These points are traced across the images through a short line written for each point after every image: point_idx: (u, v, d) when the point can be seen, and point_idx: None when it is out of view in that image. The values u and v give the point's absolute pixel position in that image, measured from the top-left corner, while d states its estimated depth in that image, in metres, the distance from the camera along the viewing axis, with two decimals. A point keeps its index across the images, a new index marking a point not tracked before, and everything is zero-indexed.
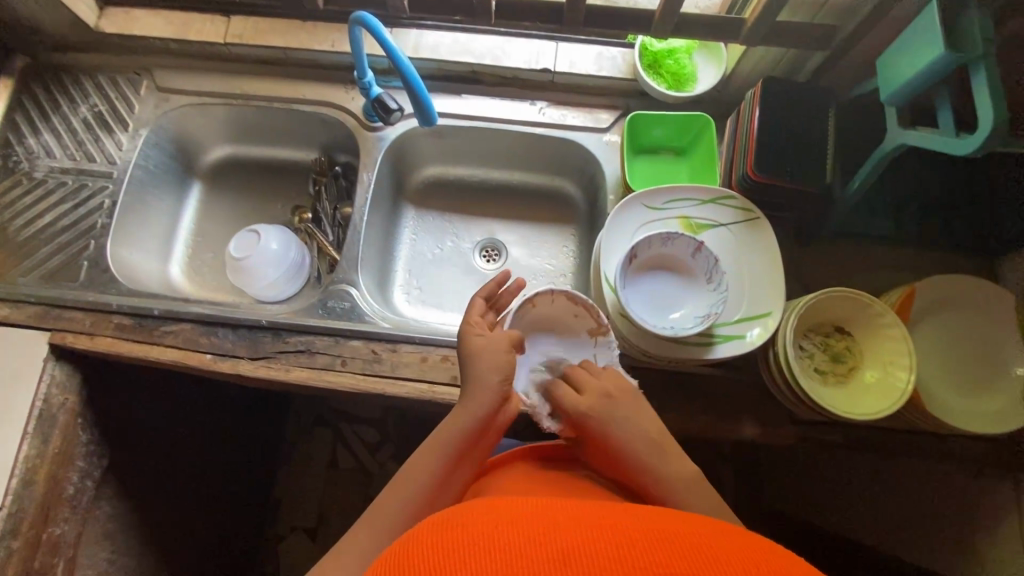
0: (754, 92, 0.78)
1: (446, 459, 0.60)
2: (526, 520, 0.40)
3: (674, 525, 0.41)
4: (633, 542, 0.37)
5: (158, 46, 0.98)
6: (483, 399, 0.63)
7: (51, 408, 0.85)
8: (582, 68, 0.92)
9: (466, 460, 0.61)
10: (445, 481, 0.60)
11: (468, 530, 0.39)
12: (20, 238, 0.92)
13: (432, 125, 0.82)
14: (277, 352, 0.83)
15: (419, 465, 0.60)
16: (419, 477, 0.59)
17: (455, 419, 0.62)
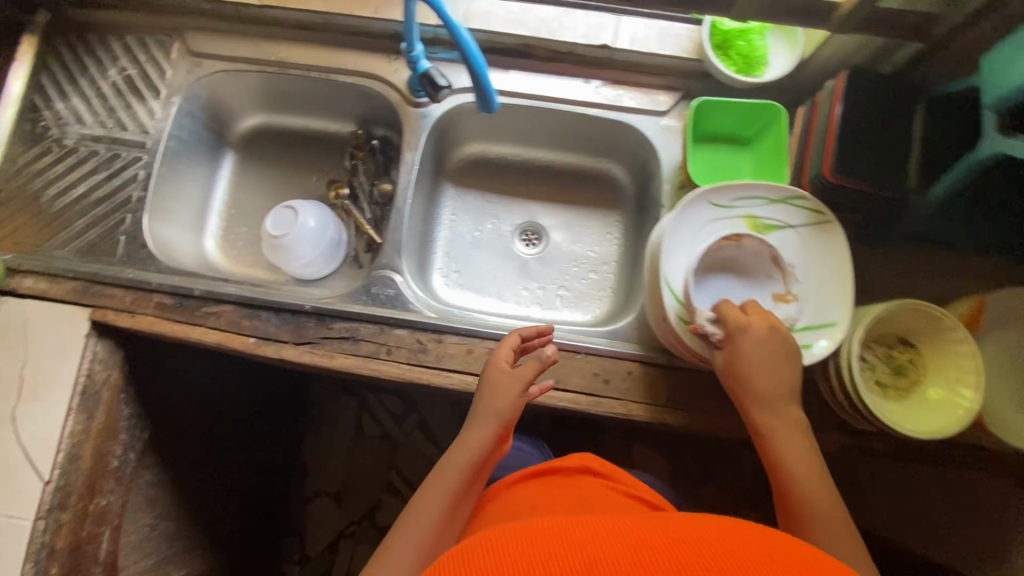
0: (834, 83, 0.72)
1: (449, 492, 0.66)
2: (544, 536, 0.43)
3: (690, 529, 0.44)
4: (650, 548, 0.41)
5: (189, 5, 0.92)
6: (483, 433, 0.69)
7: (95, 384, 0.85)
8: (644, 45, 0.86)
9: (466, 492, 0.68)
10: (448, 511, 0.65)
11: (498, 548, 0.43)
12: (54, 209, 0.90)
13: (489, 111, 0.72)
14: (321, 337, 0.82)
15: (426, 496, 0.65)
16: (423, 514, 0.64)
17: (454, 452, 0.68)
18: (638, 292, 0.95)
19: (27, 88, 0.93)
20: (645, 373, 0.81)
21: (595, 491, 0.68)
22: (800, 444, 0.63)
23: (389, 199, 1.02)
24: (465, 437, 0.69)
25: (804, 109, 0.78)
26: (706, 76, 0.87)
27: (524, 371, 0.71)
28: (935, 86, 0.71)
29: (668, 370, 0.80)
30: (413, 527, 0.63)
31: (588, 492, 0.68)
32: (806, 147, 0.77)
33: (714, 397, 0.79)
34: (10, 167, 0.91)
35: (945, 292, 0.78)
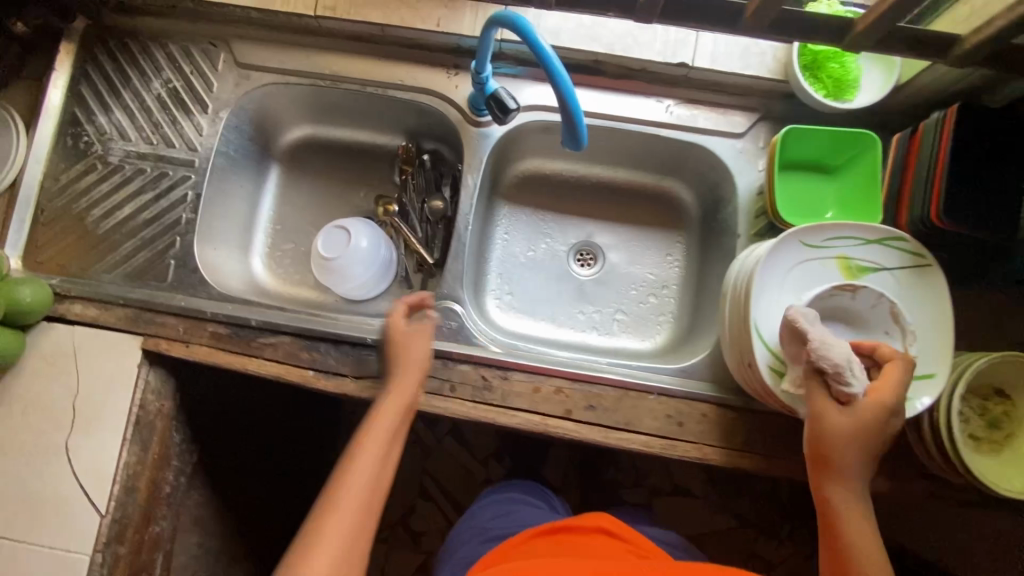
0: (944, 114, 0.66)
1: (377, 454, 0.60)
2: None
3: None
4: None
5: (237, 14, 0.87)
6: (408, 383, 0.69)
7: (148, 415, 0.82)
8: (724, 65, 0.80)
9: (395, 444, 0.64)
10: (381, 466, 0.60)
11: None
12: (100, 231, 0.87)
13: (579, 142, 0.64)
14: (383, 372, 0.79)
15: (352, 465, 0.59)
16: (349, 482, 0.57)
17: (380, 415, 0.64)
18: (705, 321, 0.90)
19: (68, 100, 0.89)
20: (721, 416, 0.77)
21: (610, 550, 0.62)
22: (869, 531, 0.55)
23: (440, 217, 0.98)
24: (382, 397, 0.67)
25: (902, 137, 0.73)
26: (789, 98, 0.82)
27: (418, 331, 0.74)
28: None
29: (743, 412, 0.77)
30: (335, 499, 0.56)
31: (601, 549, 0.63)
32: (904, 182, 0.72)
33: (792, 441, 0.76)
34: (53, 185, 0.88)
35: None
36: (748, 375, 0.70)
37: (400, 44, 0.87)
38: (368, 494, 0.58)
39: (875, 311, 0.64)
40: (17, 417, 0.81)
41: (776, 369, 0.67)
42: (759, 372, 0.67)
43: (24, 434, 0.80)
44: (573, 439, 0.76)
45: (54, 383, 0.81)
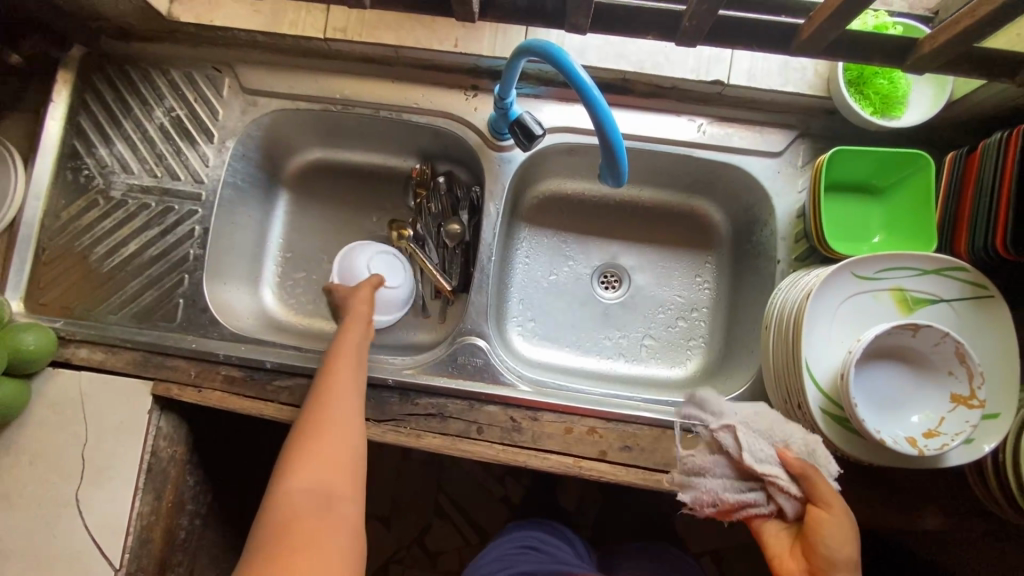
0: (1007, 135, 0.61)
1: (347, 374, 0.70)
2: None
3: None
4: None
5: (243, 38, 0.82)
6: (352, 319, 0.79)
7: (161, 462, 0.79)
8: (763, 82, 0.75)
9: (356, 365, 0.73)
10: (344, 386, 0.69)
11: None
12: (104, 270, 0.83)
13: (621, 178, 0.61)
14: (406, 414, 0.75)
15: (315, 395, 0.68)
16: (314, 411, 0.66)
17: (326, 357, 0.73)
18: (742, 348, 0.85)
19: (66, 132, 0.85)
20: None
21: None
22: None
23: (458, 242, 0.94)
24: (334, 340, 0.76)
25: (956, 157, 0.68)
26: (831, 114, 0.77)
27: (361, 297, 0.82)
28: None
29: None
30: (314, 421, 0.64)
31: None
32: (961, 205, 0.67)
33: (839, 480, 0.72)
34: (54, 223, 0.84)
35: None
36: (797, 416, 0.67)
37: (415, 65, 0.83)
38: (338, 407, 0.66)
39: (938, 349, 0.59)
40: (25, 468, 0.77)
41: (829, 412, 0.64)
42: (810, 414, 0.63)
43: (31, 486, 0.77)
44: (610, 482, 0.72)
45: (61, 431, 0.78)
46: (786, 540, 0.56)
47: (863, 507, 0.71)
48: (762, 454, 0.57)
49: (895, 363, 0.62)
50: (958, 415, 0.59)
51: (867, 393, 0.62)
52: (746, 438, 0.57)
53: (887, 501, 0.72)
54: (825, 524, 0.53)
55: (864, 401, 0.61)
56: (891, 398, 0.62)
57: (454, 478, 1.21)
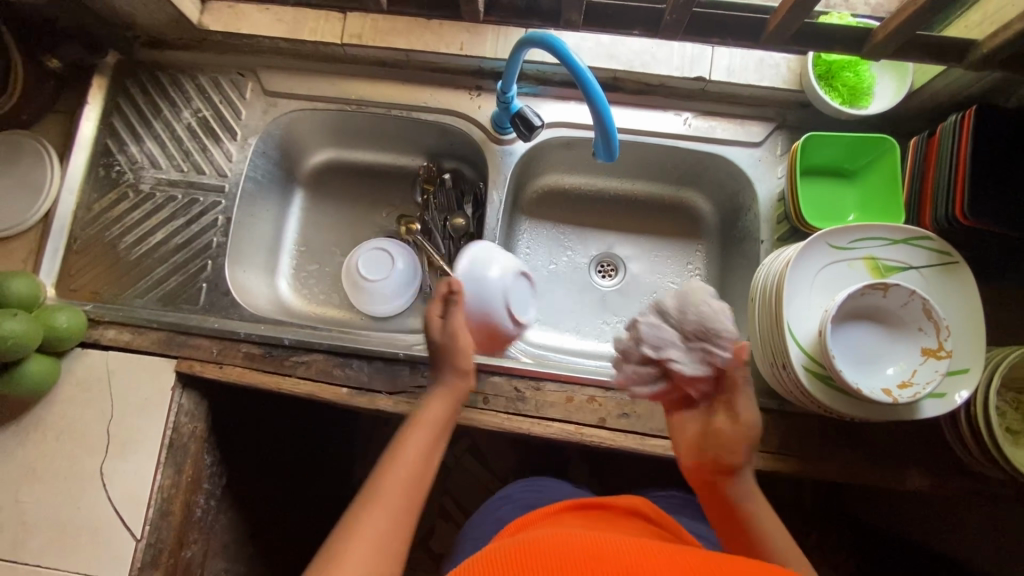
0: (963, 117, 0.68)
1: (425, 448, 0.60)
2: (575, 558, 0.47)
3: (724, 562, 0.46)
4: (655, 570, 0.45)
5: (266, 44, 0.90)
6: (449, 380, 0.68)
7: (182, 437, 0.83)
8: (741, 77, 0.83)
9: (439, 439, 0.63)
10: (424, 460, 0.59)
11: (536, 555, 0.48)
12: (132, 257, 0.88)
13: (612, 155, 0.67)
14: (416, 386, 0.80)
15: (393, 457, 0.58)
16: (388, 476, 0.56)
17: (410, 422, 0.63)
18: (732, 327, 0.89)
19: (100, 132, 0.91)
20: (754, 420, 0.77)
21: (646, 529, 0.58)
22: (754, 490, 0.61)
23: (463, 234, 0.98)
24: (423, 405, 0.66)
25: (918, 141, 0.75)
26: (805, 107, 0.84)
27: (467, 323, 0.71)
28: None
29: (776, 414, 0.78)
30: (388, 486, 0.55)
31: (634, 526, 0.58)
32: (924, 182, 0.74)
33: (825, 442, 0.76)
34: (86, 214, 0.89)
35: None
36: (782, 377, 0.71)
37: (423, 68, 0.90)
38: (411, 482, 0.57)
39: (907, 308, 0.65)
40: (54, 443, 0.81)
41: (812, 370, 0.68)
42: (794, 373, 0.68)
43: (60, 459, 0.81)
44: (609, 447, 0.76)
45: (88, 408, 0.82)
46: (694, 428, 0.65)
47: (848, 467, 0.76)
48: (658, 339, 0.62)
49: (870, 323, 0.67)
50: (929, 366, 0.63)
51: (844, 351, 0.67)
52: (649, 327, 0.62)
53: (871, 461, 0.76)
54: (724, 432, 0.61)
55: (842, 358, 0.66)
56: (866, 354, 0.67)
57: (459, 470, 1.24)
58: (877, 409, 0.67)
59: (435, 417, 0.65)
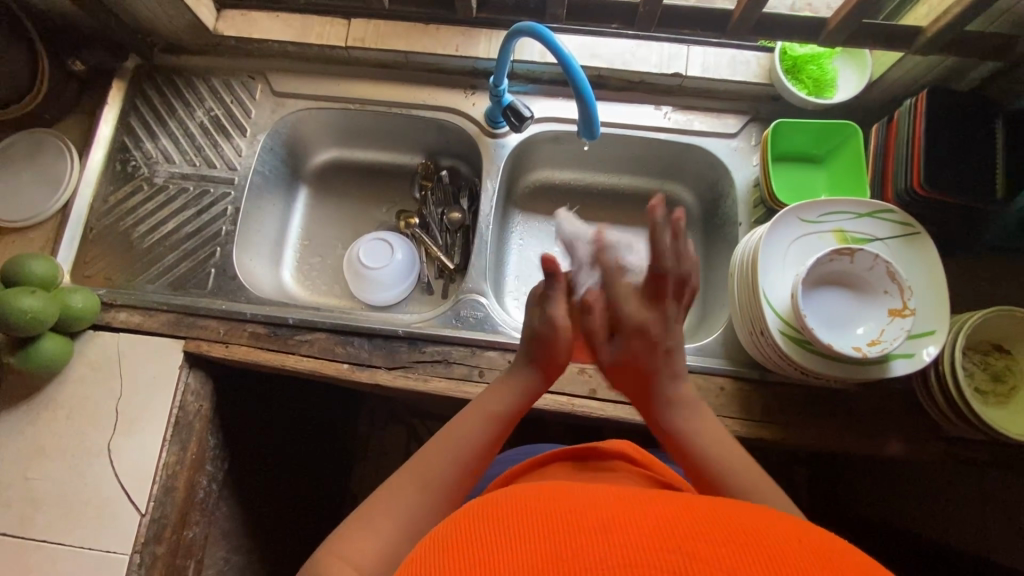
0: (915, 100, 0.75)
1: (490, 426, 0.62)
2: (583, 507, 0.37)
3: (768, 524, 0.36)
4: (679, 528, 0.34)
5: (276, 49, 0.97)
6: (529, 375, 0.66)
7: (188, 415, 0.85)
8: (714, 73, 0.90)
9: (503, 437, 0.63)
10: (480, 454, 0.61)
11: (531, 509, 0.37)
12: (144, 245, 0.93)
13: (591, 134, 0.76)
14: (414, 361, 0.83)
15: (456, 444, 0.60)
16: (443, 458, 0.58)
17: (479, 411, 0.63)
18: (716, 309, 0.92)
19: (118, 130, 0.97)
20: (738, 389, 0.81)
21: (635, 477, 0.62)
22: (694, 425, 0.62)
23: (459, 227, 1.04)
24: (495, 395, 0.65)
25: (879, 126, 0.81)
26: (775, 100, 0.91)
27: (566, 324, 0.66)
28: (1014, 102, 0.73)
29: (759, 384, 0.81)
30: (450, 445, 0.59)
31: (626, 476, 0.61)
32: (885, 161, 0.80)
33: (806, 409, 0.80)
34: (102, 206, 0.94)
35: None
36: (761, 343, 0.75)
37: (421, 69, 0.97)
38: (462, 469, 0.58)
39: (873, 272, 0.70)
40: (63, 421, 0.83)
41: (788, 334, 0.72)
42: (772, 337, 0.72)
43: (69, 437, 0.83)
44: (600, 417, 0.80)
45: (98, 387, 0.85)
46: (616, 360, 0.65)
47: (830, 433, 0.79)
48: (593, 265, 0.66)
49: (839, 289, 0.73)
50: (895, 325, 0.68)
51: (816, 314, 0.72)
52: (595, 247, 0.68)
53: (851, 427, 0.79)
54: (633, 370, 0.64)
55: (815, 320, 0.71)
56: (837, 317, 0.72)
57: None
58: (851, 369, 0.71)
59: (505, 412, 0.64)
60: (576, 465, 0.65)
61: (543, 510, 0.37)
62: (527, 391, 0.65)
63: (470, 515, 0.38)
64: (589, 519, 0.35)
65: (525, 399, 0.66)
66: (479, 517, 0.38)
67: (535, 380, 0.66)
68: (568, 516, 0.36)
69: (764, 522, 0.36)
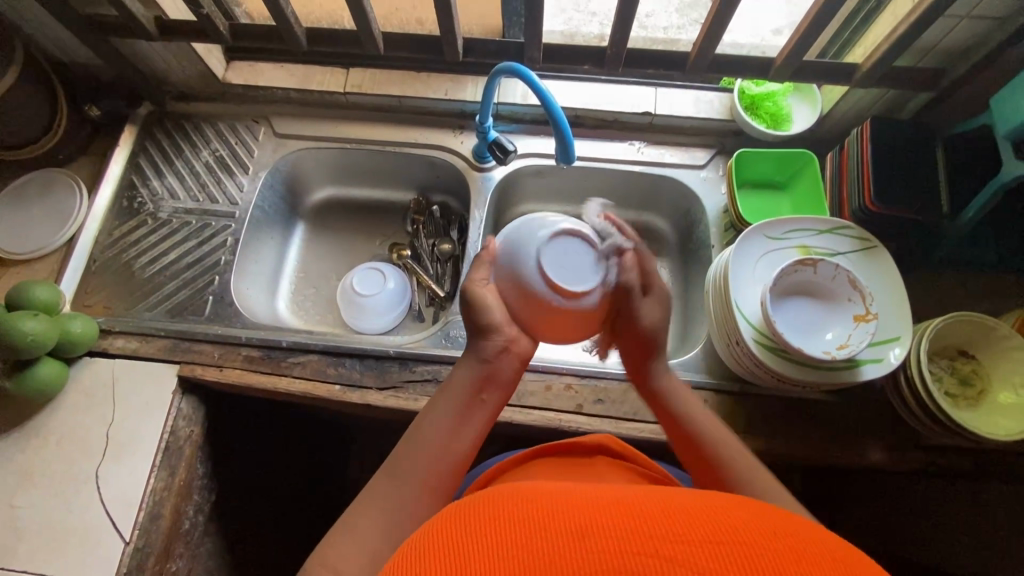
0: (861, 130, 0.83)
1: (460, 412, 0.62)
2: (559, 506, 0.39)
3: (732, 517, 0.38)
4: (650, 525, 0.37)
5: (279, 95, 1.06)
6: (481, 346, 0.65)
7: (178, 440, 0.85)
8: (681, 111, 0.98)
9: (468, 413, 0.63)
10: (455, 432, 0.61)
11: (514, 506, 0.40)
12: (144, 276, 0.96)
13: (569, 160, 0.84)
14: (404, 381, 0.85)
15: (425, 428, 0.60)
16: (421, 450, 0.59)
17: (441, 393, 0.63)
18: (696, 328, 0.95)
19: (127, 169, 1.03)
20: (720, 402, 0.83)
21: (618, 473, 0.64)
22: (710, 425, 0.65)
23: (449, 257, 1.09)
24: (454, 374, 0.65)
25: (833, 155, 0.89)
26: (738, 134, 0.99)
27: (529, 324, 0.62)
28: (948, 127, 0.81)
29: (740, 395, 0.84)
30: (423, 436, 0.60)
31: (607, 473, 0.63)
32: (841, 184, 0.86)
33: (786, 420, 0.82)
34: (106, 239, 0.99)
35: (988, 308, 0.84)
36: (738, 353, 0.79)
37: (413, 112, 1.06)
38: (442, 455, 0.59)
39: (835, 281, 0.75)
40: (51, 449, 0.83)
41: (762, 342, 0.76)
42: (747, 346, 0.76)
43: (56, 464, 0.82)
44: (586, 431, 0.81)
45: (90, 414, 0.85)
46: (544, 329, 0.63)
47: (812, 443, 0.81)
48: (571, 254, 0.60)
49: (807, 299, 0.77)
50: (861, 330, 0.72)
51: (786, 321, 0.76)
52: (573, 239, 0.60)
53: (832, 436, 0.81)
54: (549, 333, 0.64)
55: (786, 327, 0.75)
56: (808, 325, 0.76)
57: None
58: (823, 376, 0.75)
59: (472, 387, 0.64)
60: (555, 461, 0.68)
61: (524, 509, 0.39)
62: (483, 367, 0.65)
63: (447, 521, 0.40)
64: (563, 524, 0.37)
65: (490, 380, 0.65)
66: (456, 523, 0.39)
67: (488, 351, 0.65)
68: (543, 522, 0.38)
69: (731, 516, 0.39)
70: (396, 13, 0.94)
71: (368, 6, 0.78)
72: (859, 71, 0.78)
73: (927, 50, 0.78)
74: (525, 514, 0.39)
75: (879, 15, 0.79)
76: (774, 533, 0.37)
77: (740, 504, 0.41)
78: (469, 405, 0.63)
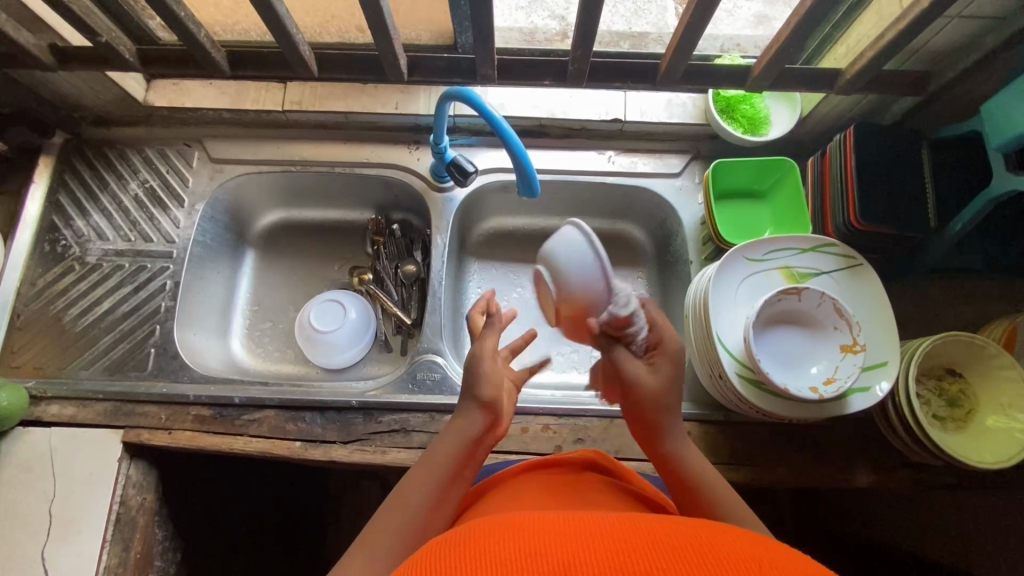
0: (843, 136, 0.77)
1: (441, 479, 0.57)
2: (539, 543, 0.37)
3: (721, 547, 0.36)
4: (634, 560, 0.34)
5: (211, 116, 0.96)
6: (473, 415, 0.61)
7: (129, 511, 0.79)
8: (652, 116, 0.91)
9: (457, 483, 0.58)
10: (438, 503, 0.56)
11: (489, 546, 0.37)
12: (76, 330, 0.88)
13: (533, 187, 0.77)
14: (371, 432, 0.80)
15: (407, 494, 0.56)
16: (402, 507, 0.54)
17: (427, 463, 0.58)
18: None
19: (45, 209, 0.93)
20: (704, 433, 0.79)
21: (608, 487, 0.59)
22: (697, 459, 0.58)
23: (414, 279, 1.01)
24: (444, 440, 0.60)
25: (814, 161, 0.83)
26: (714, 138, 0.93)
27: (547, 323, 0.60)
28: (935, 131, 0.76)
29: (724, 426, 0.80)
30: (410, 491, 0.56)
31: (593, 486, 0.59)
32: (824, 196, 0.81)
33: (772, 447, 0.79)
34: (29, 290, 0.90)
35: (976, 317, 0.81)
36: (720, 386, 0.75)
37: (363, 127, 0.97)
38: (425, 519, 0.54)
39: (821, 308, 0.70)
40: None
41: (744, 376, 0.72)
42: (731, 382, 0.72)
43: None
44: None
45: (29, 490, 0.78)
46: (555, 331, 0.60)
47: (800, 470, 0.77)
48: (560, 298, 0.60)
49: (791, 327, 0.73)
50: (848, 361, 0.69)
51: (769, 354, 0.72)
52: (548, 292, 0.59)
53: (820, 462, 0.78)
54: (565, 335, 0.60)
55: (769, 361, 0.71)
56: (794, 356, 0.72)
57: None
58: (810, 409, 0.71)
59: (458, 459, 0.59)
60: (544, 477, 0.62)
61: (502, 549, 0.37)
62: (470, 440, 0.60)
63: (418, 564, 0.37)
64: (539, 562, 0.34)
65: (475, 444, 0.60)
66: (428, 561, 0.37)
67: (476, 422, 0.60)
68: (521, 563, 0.35)
69: (721, 546, 0.36)
70: (332, 21, 0.83)
71: (291, 27, 0.68)
72: (843, 76, 0.72)
73: (914, 52, 0.71)
74: (501, 554, 0.36)
75: (861, 15, 0.72)
76: (754, 553, 0.35)
77: (727, 531, 0.38)
78: (452, 480, 0.58)
